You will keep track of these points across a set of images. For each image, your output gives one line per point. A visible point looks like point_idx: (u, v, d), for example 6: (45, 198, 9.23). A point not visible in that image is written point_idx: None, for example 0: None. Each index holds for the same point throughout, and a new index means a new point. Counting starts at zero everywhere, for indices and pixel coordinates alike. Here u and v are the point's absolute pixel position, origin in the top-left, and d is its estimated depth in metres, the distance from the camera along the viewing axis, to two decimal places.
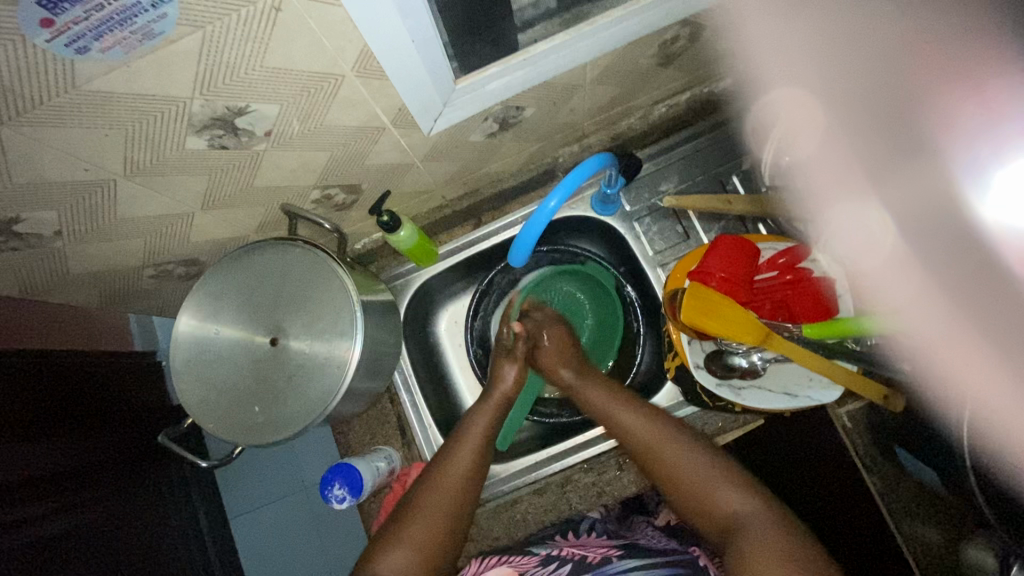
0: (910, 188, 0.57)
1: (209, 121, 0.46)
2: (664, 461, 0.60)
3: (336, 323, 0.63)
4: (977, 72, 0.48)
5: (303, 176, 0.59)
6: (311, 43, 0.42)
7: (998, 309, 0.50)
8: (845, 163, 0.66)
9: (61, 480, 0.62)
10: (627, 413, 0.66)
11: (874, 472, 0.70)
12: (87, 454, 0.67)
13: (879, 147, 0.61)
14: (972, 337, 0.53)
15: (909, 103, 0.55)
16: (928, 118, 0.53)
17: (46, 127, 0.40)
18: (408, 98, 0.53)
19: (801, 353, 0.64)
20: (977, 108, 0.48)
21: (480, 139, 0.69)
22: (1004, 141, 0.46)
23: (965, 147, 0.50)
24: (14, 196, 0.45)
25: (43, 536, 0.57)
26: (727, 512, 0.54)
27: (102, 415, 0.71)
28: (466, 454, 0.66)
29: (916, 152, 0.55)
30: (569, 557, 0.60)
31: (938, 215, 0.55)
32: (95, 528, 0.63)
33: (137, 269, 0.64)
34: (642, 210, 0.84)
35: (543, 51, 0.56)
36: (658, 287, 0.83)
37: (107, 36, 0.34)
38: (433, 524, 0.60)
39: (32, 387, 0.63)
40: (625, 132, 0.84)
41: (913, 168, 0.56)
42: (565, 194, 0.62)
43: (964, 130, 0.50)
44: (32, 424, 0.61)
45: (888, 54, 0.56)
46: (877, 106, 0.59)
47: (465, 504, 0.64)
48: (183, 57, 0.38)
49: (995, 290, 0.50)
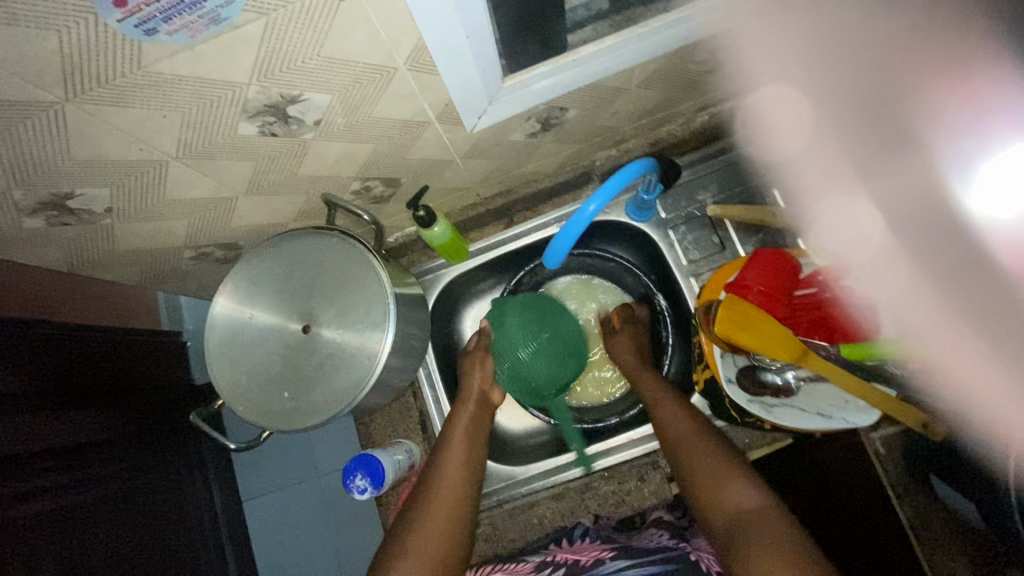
0: (899, 182, 0.54)
1: (262, 108, 0.46)
2: (689, 453, 0.61)
3: (368, 314, 0.63)
4: (964, 59, 0.43)
5: (346, 166, 0.59)
6: (369, 34, 0.42)
7: (984, 311, 0.47)
8: (834, 161, 0.69)
9: (85, 452, 0.64)
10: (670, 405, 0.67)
11: (906, 500, 0.67)
12: (112, 428, 0.68)
13: (864, 145, 0.59)
14: (963, 337, 0.51)
15: (890, 96, 0.51)
16: (910, 112, 0.49)
17: (107, 106, 0.41)
18: (455, 94, 0.53)
19: (835, 372, 0.63)
20: (963, 101, 0.43)
21: (521, 138, 0.68)
22: (992, 133, 0.42)
23: (946, 142, 0.46)
24: (71, 172, 0.46)
25: (65, 504, 0.59)
26: (734, 508, 0.54)
27: (124, 393, 0.73)
28: (452, 470, 0.65)
29: (906, 146, 0.51)
30: (563, 562, 0.60)
31: (917, 206, 0.53)
32: (114, 501, 0.64)
33: (178, 250, 0.65)
34: (678, 219, 0.83)
35: (593, 53, 0.56)
36: (691, 297, 0.81)
37: (176, 19, 0.35)
38: (439, 525, 0.59)
39: (60, 362, 0.65)
40: (665, 139, 0.83)
41: (901, 164, 0.53)
42: (604, 201, 0.61)
43: (947, 125, 0.46)
44: (58, 397, 0.64)
45: (870, 54, 0.52)
46: (863, 101, 0.56)
47: (465, 504, 0.62)
48: (245, 42, 0.39)
49: (981, 289, 0.47)
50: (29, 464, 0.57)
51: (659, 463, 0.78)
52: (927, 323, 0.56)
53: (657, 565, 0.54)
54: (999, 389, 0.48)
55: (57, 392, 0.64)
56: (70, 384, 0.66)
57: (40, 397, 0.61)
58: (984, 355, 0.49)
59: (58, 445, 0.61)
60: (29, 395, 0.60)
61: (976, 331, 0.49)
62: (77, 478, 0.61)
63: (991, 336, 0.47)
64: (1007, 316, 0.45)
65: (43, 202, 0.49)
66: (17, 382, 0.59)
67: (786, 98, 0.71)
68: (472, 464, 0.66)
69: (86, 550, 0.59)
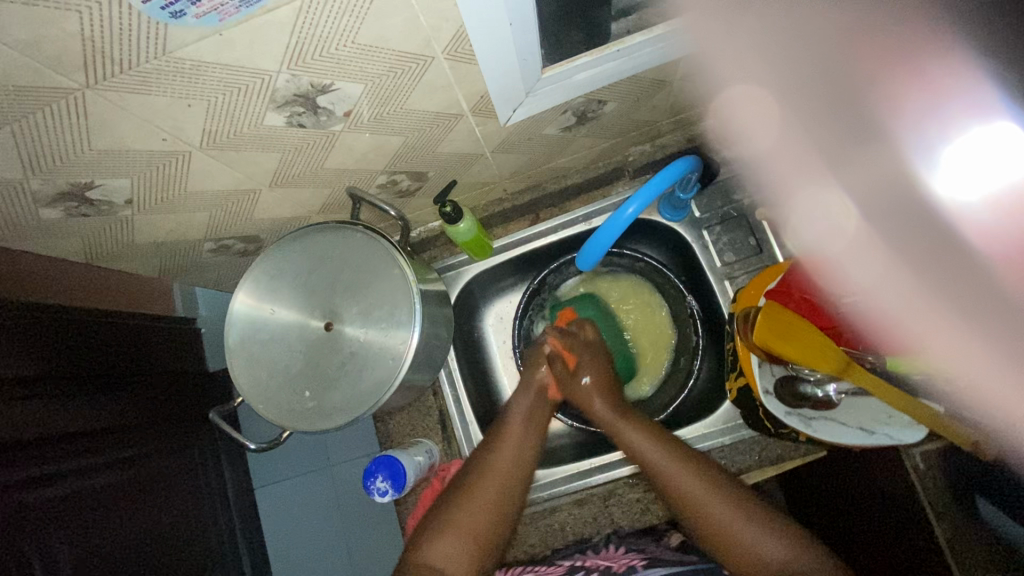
0: (864, 172, 0.60)
1: (291, 98, 0.43)
2: (703, 512, 0.57)
3: (393, 313, 0.61)
4: (916, 55, 0.44)
5: (374, 159, 0.57)
6: (407, 20, 0.39)
7: (960, 282, 0.53)
8: (810, 153, 0.68)
9: (102, 436, 0.63)
10: (655, 449, 0.63)
11: (946, 518, 0.61)
12: (129, 410, 0.67)
13: (832, 137, 0.61)
14: (935, 304, 0.57)
15: (854, 94, 0.53)
16: (876, 108, 0.51)
17: (130, 93, 0.38)
18: (492, 84, 0.50)
19: (885, 389, 0.59)
20: (924, 95, 0.45)
21: (554, 133, 0.65)
22: (951, 121, 0.43)
23: (911, 129, 0.49)
24: (91, 162, 0.44)
25: (81, 489, 0.58)
26: (774, 568, 0.53)
27: (142, 376, 0.72)
28: (506, 456, 0.66)
29: (874, 137, 0.54)
30: (593, 567, 0.61)
31: (886, 194, 0.58)
32: (129, 486, 0.63)
33: (198, 242, 0.63)
34: (713, 219, 0.80)
35: (640, 43, 0.52)
36: (724, 301, 0.79)
37: (205, 1, 0.32)
38: (486, 508, 0.60)
39: (77, 347, 0.64)
40: (701, 134, 0.79)
41: (867, 155, 0.58)
42: (645, 203, 0.59)
43: (913, 117, 0.48)
44: (75, 381, 0.62)
45: (825, 53, 0.52)
46: (827, 95, 0.57)
47: (516, 491, 0.63)
48: (277, 27, 0.36)
49: (952, 268, 0.54)
50: (45, 451, 0.56)
51: None
52: (903, 297, 0.61)
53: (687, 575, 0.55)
54: (987, 358, 0.53)
55: (78, 374, 0.63)
56: (88, 368, 0.64)
57: (59, 380, 0.60)
58: (953, 323, 0.56)
59: (74, 430, 0.60)
60: (46, 377, 0.59)
61: (961, 306, 0.54)
62: (94, 463, 0.61)
63: (970, 308, 0.53)
64: (971, 285, 0.52)
65: (63, 192, 0.47)
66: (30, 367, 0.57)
67: (751, 96, 0.65)
68: (526, 453, 0.67)
69: (99, 540, 0.58)
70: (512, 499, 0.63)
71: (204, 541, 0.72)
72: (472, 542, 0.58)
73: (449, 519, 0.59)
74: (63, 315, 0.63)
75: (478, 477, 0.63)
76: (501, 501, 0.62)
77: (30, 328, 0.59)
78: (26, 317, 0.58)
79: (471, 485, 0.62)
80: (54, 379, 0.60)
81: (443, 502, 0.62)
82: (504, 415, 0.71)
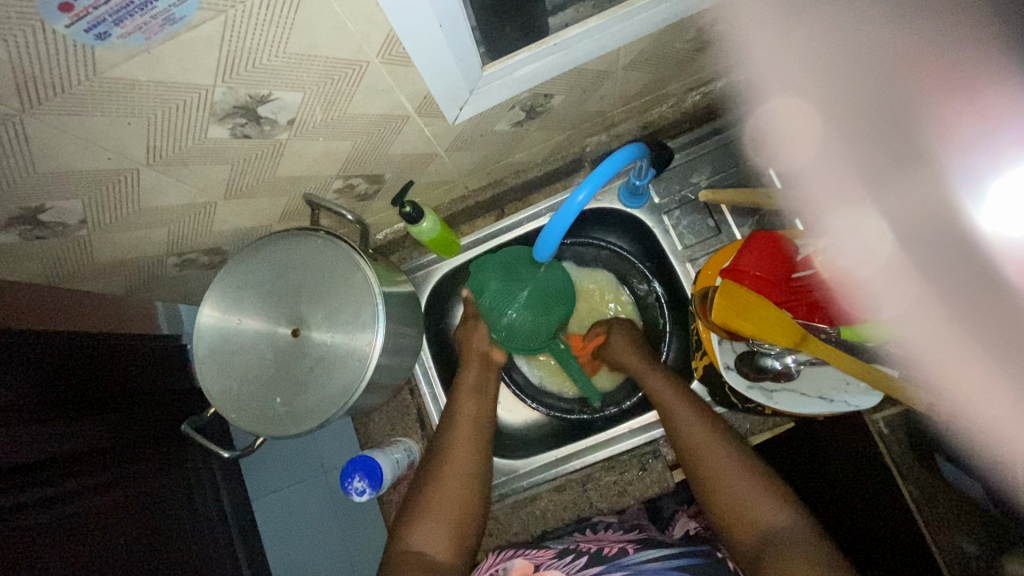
0: (904, 199, 0.55)
1: (232, 110, 0.44)
2: (711, 472, 0.60)
3: (359, 314, 0.62)
4: (973, 87, 0.46)
5: (325, 165, 0.58)
6: (336, 28, 0.40)
7: (991, 323, 0.49)
8: (837, 177, 0.68)
9: (104, 455, 0.64)
10: (687, 414, 0.66)
11: (910, 481, 0.67)
12: (126, 428, 0.69)
13: (876, 158, 0.59)
14: (962, 345, 0.53)
15: (902, 114, 0.52)
16: (924, 132, 0.50)
17: (68, 116, 0.39)
18: (433, 86, 0.51)
19: (839, 356, 0.60)
20: (977, 120, 0.46)
21: (506, 128, 0.67)
22: (1002, 149, 0.44)
23: (958, 159, 0.48)
24: (37, 186, 0.45)
25: (89, 507, 0.59)
26: (758, 527, 0.55)
27: (138, 393, 0.73)
28: (466, 445, 0.67)
29: (917, 161, 0.52)
30: (585, 550, 0.61)
31: (925, 225, 0.54)
32: (130, 502, 0.64)
33: (161, 258, 0.64)
34: (672, 203, 0.83)
35: (575, 36, 0.54)
36: (687, 282, 0.82)
37: (128, 21, 0.33)
38: (453, 495, 0.63)
39: (87, 368, 0.66)
40: (655, 121, 0.81)
41: (911, 178, 0.53)
42: (593, 189, 0.60)
43: (962, 141, 0.47)
44: (83, 403, 0.64)
45: (880, 73, 0.53)
46: (877, 119, 0.56)
47: (476, 488, 0.65)
48: (205, 43, 0.37)
49: (991, 307, 0.49)
50: (60, 469, 0.59)
51: (660, 452, 0.78)
52: (932, 334, 0.55)
53: (684, 558, 0.56)
54: (1006, 396, 0.50)
55: (85, 395, 0.65)
56: (73, 390, 0.63)
57: (67, 404, 0.62)
58: (996, 372, 0.50)
59: (57, 454, 0.59)
60: (56, 402, 0.61)
61: (986, 348, 0.50)
62: (94, 480, 0.62)
63: (995, 352, 0.50)
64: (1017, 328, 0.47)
65: (15, 217, 0.47)
66: (13, 393, 0.55)
67: (792, 112, 0.71)
68: (482, 440, 0.69)
69: (104, 558, 0.58)
70: (477, 495, 0.65)
71: (203, 551, 0.72)
72: (450, 536, 0.61)
73: (420, 510, 0.62)
74: (84, 341, 0.66)
75: (433, 481, 0.64)
76: (466, 498, 0.64)
77: (51, 354, 0.61)
78: (54, 345, 0.62)
79: (439, 475, 0.64)
80: (46, 401, 0.59)
81: (417, 496, 0.65)
82: (455, 400, 0.73)
